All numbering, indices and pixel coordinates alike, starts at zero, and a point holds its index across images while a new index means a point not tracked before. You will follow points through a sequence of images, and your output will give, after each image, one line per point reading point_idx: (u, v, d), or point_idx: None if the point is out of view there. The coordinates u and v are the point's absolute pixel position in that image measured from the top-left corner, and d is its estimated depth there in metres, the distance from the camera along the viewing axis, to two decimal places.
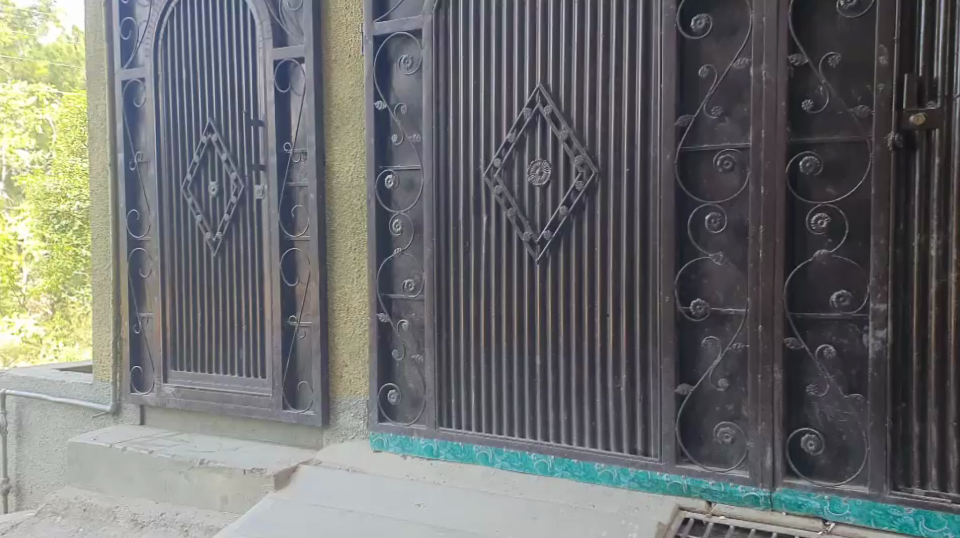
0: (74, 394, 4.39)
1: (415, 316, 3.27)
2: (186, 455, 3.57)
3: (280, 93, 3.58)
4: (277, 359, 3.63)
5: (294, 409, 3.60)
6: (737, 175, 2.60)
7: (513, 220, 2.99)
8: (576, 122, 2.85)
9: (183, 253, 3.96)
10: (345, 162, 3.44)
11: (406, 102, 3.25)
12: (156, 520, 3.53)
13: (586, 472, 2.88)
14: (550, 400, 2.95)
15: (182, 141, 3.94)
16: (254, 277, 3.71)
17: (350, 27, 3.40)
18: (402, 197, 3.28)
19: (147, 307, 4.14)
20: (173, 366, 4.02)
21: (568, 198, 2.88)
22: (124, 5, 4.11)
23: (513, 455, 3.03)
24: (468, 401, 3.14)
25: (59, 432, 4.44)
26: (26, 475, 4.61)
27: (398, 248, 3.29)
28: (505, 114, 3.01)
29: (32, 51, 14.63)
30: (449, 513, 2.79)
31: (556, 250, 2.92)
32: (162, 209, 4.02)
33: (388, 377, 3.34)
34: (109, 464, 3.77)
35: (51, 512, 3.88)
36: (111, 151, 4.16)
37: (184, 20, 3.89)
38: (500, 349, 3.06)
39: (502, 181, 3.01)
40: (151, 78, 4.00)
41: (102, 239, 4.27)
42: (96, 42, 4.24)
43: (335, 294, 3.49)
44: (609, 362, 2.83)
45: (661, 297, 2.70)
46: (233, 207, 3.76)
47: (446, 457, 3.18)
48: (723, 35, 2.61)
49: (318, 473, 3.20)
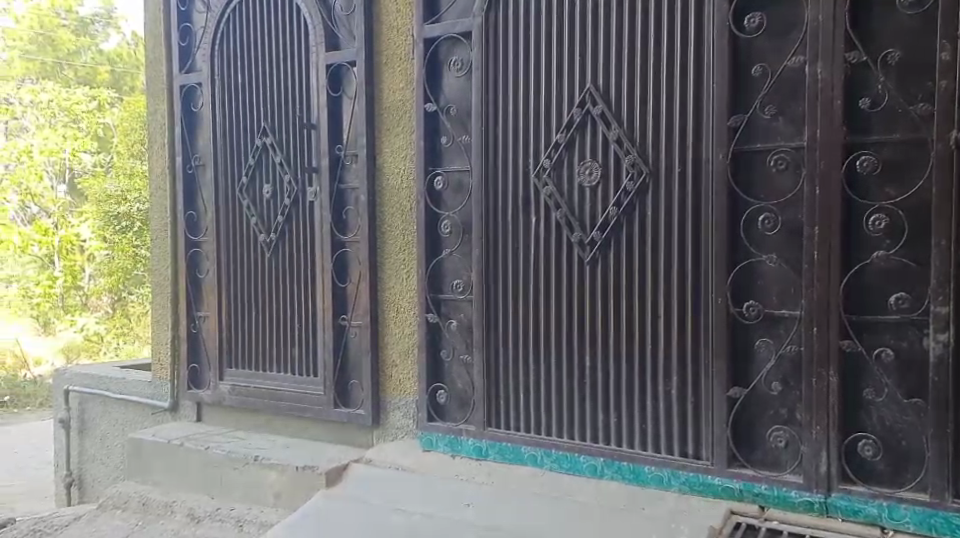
0: (134, 391, 4.52)
1: (464, 316, 3.28)
2: (241, 452, 3.65)
3: (332, 96, 3.64)
4: (329, 359, 3.68)
5: (345, 408, 3.65)
6: (792, 175, 2.55)
7: (562, 220, 2.99)
8: (626, 123, 2.84)
9: (238, 254, 4.05)
10: (395, 163, 3.47)
11: (455, 104, 3.27)
12: (212, 515, 3.59)
13: (636, 474, 2.86)
14: (599, 402, 2.94)
15: (238, 143, 4.02)
16: (307, 277, 3.78)
17: (401, 30, 3.44)
18: (451, 198, 3.29)
19: (203, 306, 4.24)
20: (228, 365, 4.12)
21: (618, 199, 2.86)
22: (182, 11, 4.22)
23: (562, 457, 3.02)
24: (517, 401, 3.14)
25: (119, 428, 4.58)
26: (88, 470, 4.76)
27: (447, 249, 3.31)
28: (555, 115, 3.00)
29: (94, 57, 15.12)
30: (499, 513, 2.80)
31: (607, 251, 2.91)
32: (218, 210, 4.12)
33: (437, 377, 3.36)
34: (167, 459, 3.87)
35: (112, 505, 4.01)
36: (170, 155, 4.29)
37: (240, 26, 3.98)
38: (549, 349, 3.06)
39: (551, 182, 3.01)
40: (208, 82, 4.10)
41: (162, 240, 4.40)
42: (155, 48, 4.36)
43: (385, 294, 3.53)
44: (660, 365, 2.81)
45: (714, 299, 2.68)
46: (287, 208, 3.82)
47: (495, 457, 3.19)
48: (777, 34, 2.56)
49: (368, 473, 3.23)
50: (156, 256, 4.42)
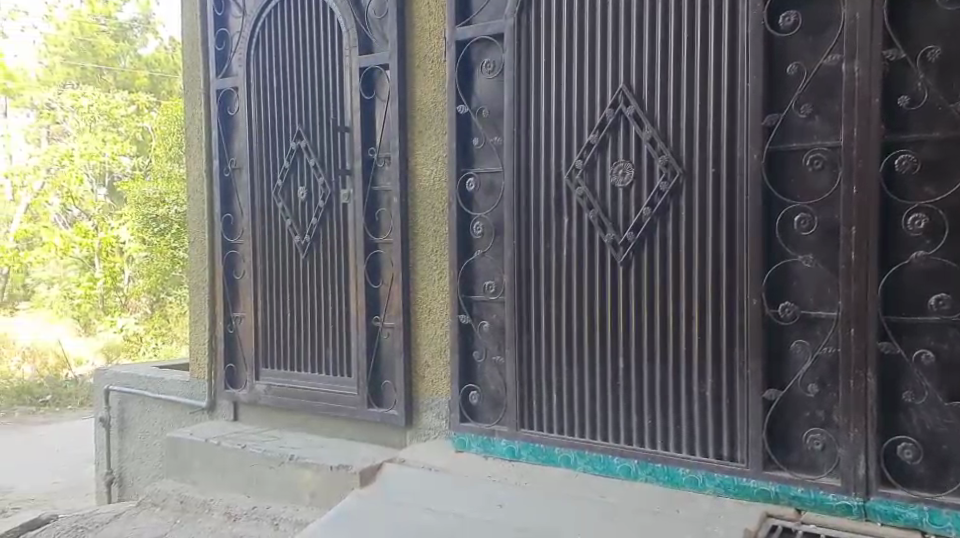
0: (171, 390, 4.60)
1: (497, 317, 3.29)
2: (276, 451, 3.69)
3: (365, 99, 3.67)
4: (362, 359, 3.71)
5: (378, 408, 3.68)
6: (828, 174, 2.53)
7: (595, 221, 2.98)
8: (659, 123, 2.82)
9: (274, 255, 4.10)
10: (428, 165, 3.49)
11: (488, 105, 3.28)
12: (249, 513, 3.66)
13: (670, 477, 2.85)
14: (633, 403, 2.93)
15: (273, 146, 4.08)
16: (341, 279, 3.81)
17: (434, 33, 3.45)
18: (484, 200, 3.30)
19: (239, 307, 4.30)
20: (264, 365, 4.17)
21: (652, 199, 2.85)
22: (218, 16, 4.29)
23: (596, 458, 3.02)
24: (549, 403, 3.14)
25: (158, 426, 4.67)
26: (127, 468, 4.85)
27: (479, 250, 3.32)
28: (588, 115, 3.00)
29: (133, 62, 15.38)
30: (532, 514, 2.80)
31: (640, 252, 2.90)
32: (254, 212, 4.17)
33: (469, 378, 3.37)
34: (204, 458, 3.93)
35: (151, 503, 4.09)
36: (207, 158, 4.36)
37: (275, 30, 4.03)
38: (582, 350, 3.06)
39: (584, 183, 3.01)
40: (244, 87, 4.17)
41: (199, 241, 4.47)
42: (192, 54, 4.44)
43: (418, 295, 3.55)
44: (694, 366, 2.79)
45: (749, 300, 2.65)
46: (321, 210, 3.86)
47: (528, 458, 3.20)
48: (813, 32, 2.54)
49: (402, 473, 3.25)
50: (194, 258, 4.50)
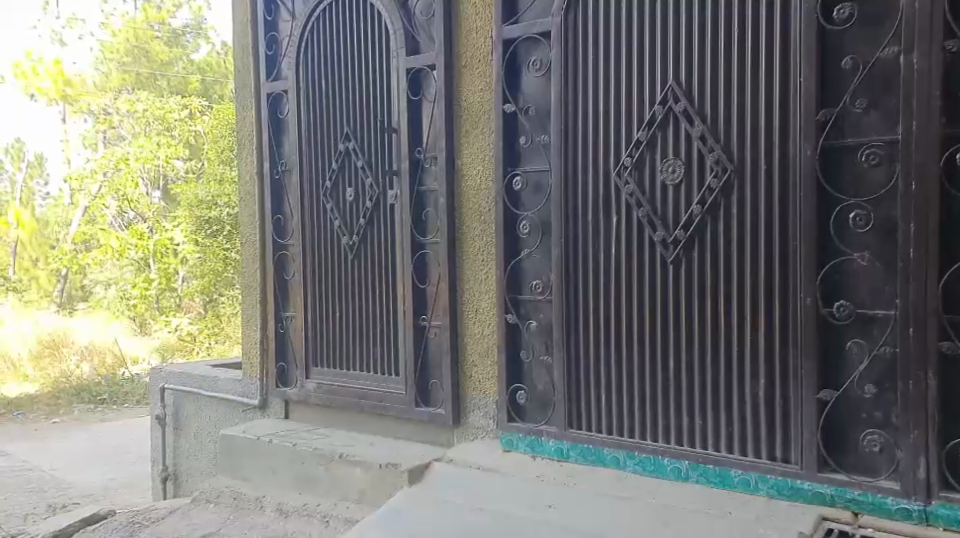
0: (224, 389, 4.70)
1: (544, 317, 3.28)
2: (327, 449, 3.74)
3: (412, 100, 3.69)
4: (410, 358, 3.74)
5: (426, 407, 3.69)
6: (885, 169, 2.46)
7: (644, 219, 2.95)
8: (709, 119, 2.79)
9: (324, 255, 4.16)
10: (474, 164, 3.50)
11: (535, 103, 3.28)
12: (300, 509, 3.73)
13: (722, 478, 2.80)
14: (684, 404, 2.89)
15: (322, 148, 4.13)
16: (389, 278, 3.85)
17: (481, 32, 3.46)
18: (530, 199, 3.30)
19: (290, 307, 4.37)
20: (314, 363, 4.23)
21: (702, 198, 2.82)
22: (268, 21, 4.37)
23: (646, 459, 2.99)
24: (598, 402, 3.12)
25: (211, 424, 4.76)
26: (182, 464, 4.96)
27: (526, 249, 3.32)
28: (636, 113, 2.97)
29: (185, 67, 15.68)
30: (580, 515, 2.79)
31: (690, 251, 2.86)
32: (304, 213, 4.23)
33: (517, 377, 3.37)
34: (255, 455, 4.00)
35: (204, 499, 4.18)
36: (259, 161, 4.44)
37: (323, 34, 4.09)
38: (631, 350, 3.03)
39: (632, 181, 2.98)
40: (293, 89, 4.23)
41: (251, 242, 4.56)
42: (243, 59, 4.52)
43: (465, 294, 3.57)
44: (746, 366, 2.74)
45: (803, 299, 2.60)
46: (368, 211, 3.90)
47: (576, 459, 3.18)
48: (869, 24, 2.48)
49: (450, 473, 3.26)
50: (246, 259, 4.58)
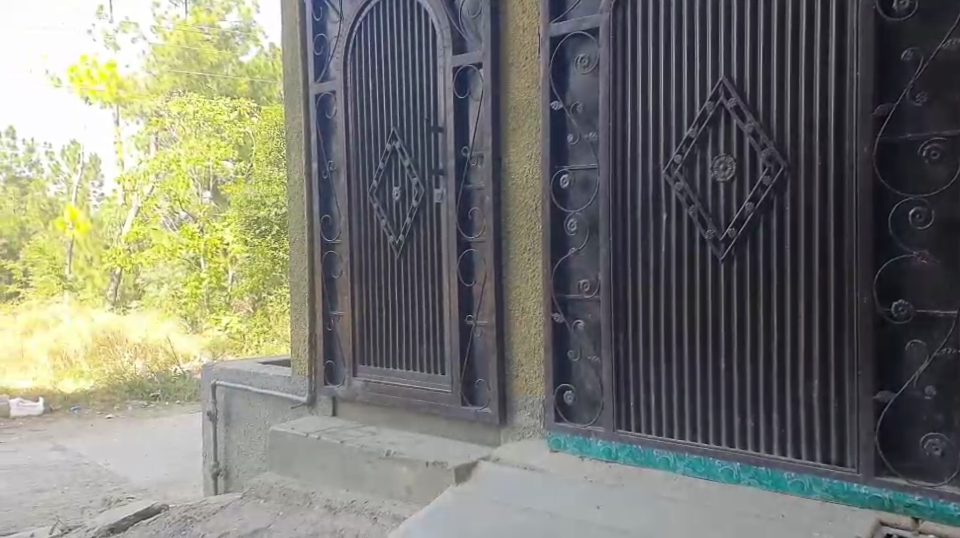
0: (274, 386, 4.76)
1: (592, 316, 3.25)
2: (374, 446, 3.76)
3: (458, 99, 3.69)
4: (457, 357, 3.74)
5: (472, 406, 3.69)
6: (946, 166, 2.40)
7: (695, 217, 2.91)
8: (762, 115, 2.73)
9: (371, 254, 4.19)
10: (521, 162, 3.49)
11: (583, 101, 3.25)
12: (348, 506, 3.74)
13: (775, 480, 2.75)
14: (735, 405, 2.84)
15: (369, 147, 4.16)
16: (435, 277, 3.86)
17: (528, 29, 3.45)
18: (578, 197, 3.27)
19: (338, 306, 4.42)
20: (362, 361, 4.27)
21: (754, 194, 2.76)
22: (317, 22, 4.42)
23: (695, 460, 2.95)
24: (647, 402, 3.09)
25: (261, 421, 4.83)
26: (233, 460, 5.04)
27: (574, 248, 3.29)
28: (686, 109, 2.93)
29: (236, 69, 15.91)
30: (628, 515, 2.76)
31: (742, 249, 2.80)
32: (351, 212, 4.27)
33: (565, 377, 3.35)
34: (305, 451, 4.06)
35: (255, 495, 4.22)
36: (308, 161, 4.49)
37: (371, 34, 4.12)
38: (682, 350, 2.99)
39: (683, 178, 2.94)
40: (341, 90, 4.27)
41: (300, 241, 4.62)
42: (292, 60, 4.59)
43: (511, 293, 3.55)
44: (799, 366, 2.68)
45: (858, 298, 2.54)
46: (415, 210, 3.92)
47: (625, 460, 3.15)
48: (931, 15, 2.40)
49: (497, 472, 3.26)
50: (296, 258, 4.64)
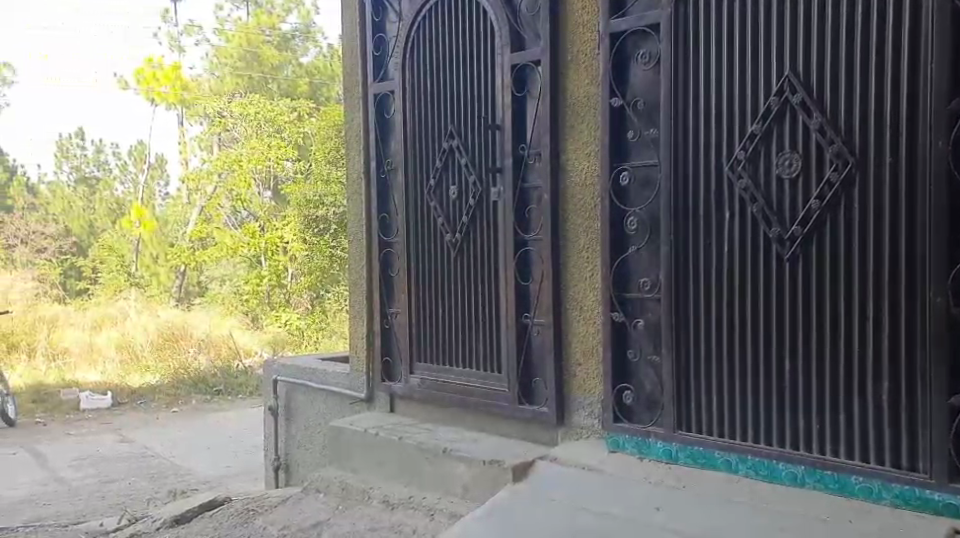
0: (333, 381, 4.83)
1: (652, 316, 3.21)
2: (431, 443, 3.78)
3: (517, 96, 3.68)
4: (514, 355, 3.74)
5: (529, 405, 3.68)
6: None
7: (759, 215, 2.85)
8: (830, 110, 2.65)
9: (428, 253, 4.21)
10: (580, 160, 3.47)
11: (643, 97, 3.21)
12: (405, 502, 3.75)
13: (842, 485, 2.67)
14: (800, 407, 2.77)
15: (426, 146, 4.18)
16: (491, 275, 3.86)
17: (588, 26, 3.42)
18: (637, 195, 3.24)
19: (395, 303, 4.46)
20: (418, 359, 4.30)
21: (821, 192, 2.69)
22: (376, 23, 4.47)
23: (759, 463, 2.89)
24: (708, 403, 3.04)
25: (320, 416, 4.90)
26: (293, 455, 5.12)
27: (634, 246, 3.26)
28: (750, 105, 2.87)
29: (295, 70, 16.20)
30: (690, 518, 2.72)
31: (808, 248, 2.73)
32: (409, 210, 4.30)
33: (623, 377, 3.31)
34: (365, 447, 4.10)
35: (315, 489, 4.30)
36: (366, 161, 4.56)
37: (429, 33, 4.14)
38: (744, 350, 2.93)
39: (746, 175, 2.88)
40: (400, 89, 4.31)
41: (358, 239, 4.68)
42: (352, 61, 4.65)
43: (569, 292, 3.53)
44: (868, 367, 2.60)
45: (932, 298, 2.45)
46: (472, 209, 3.92)
47: (685, 462, 3.11)
48: None
49: (555, 472, 3.25)
50: (354, 255, 4.71)
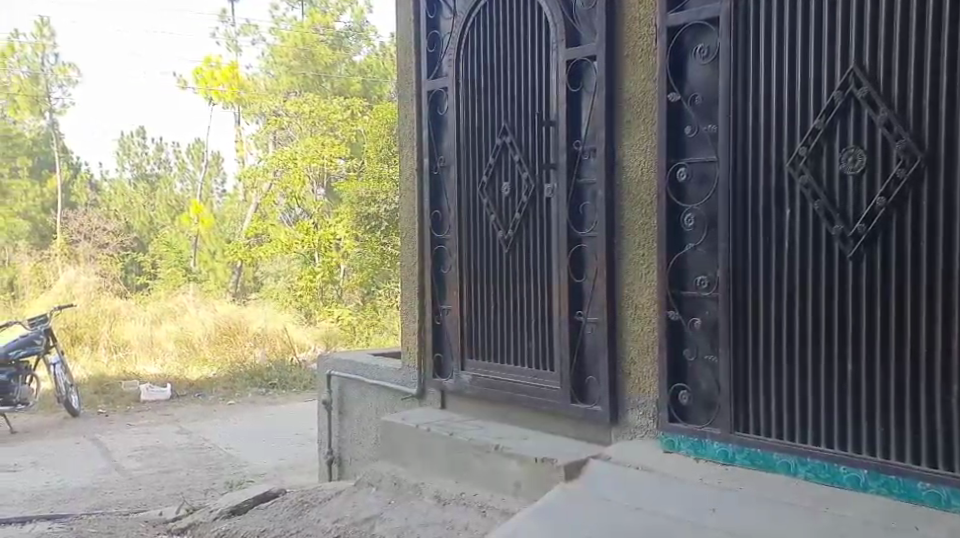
0: (386, 377, 4.88)
1: (709, 315, 3.15)
2: (483, 440, 3.78)
3: (571, 92, 3.66)
4: (566, 353, 3.72)
5: (581, 403, 3.65)
6: None
7: (821, 212, 2.77)
8: (897, 105, 2.56)
9: (480, 250, 4.21)
10: (636, 156, 3.43)
11: (701, 93, 3.16)
12: (457, 499, 3.76)
13: (907, 490, 2.58)
14: (863, 410, 2.69)
15: (479, 143, 4.18)
16: (544, 272, 3.84)
17: (644, 20, 3.38)
18: (695, 191, 3.19)
19: (447, 300, 4.48)
20: (470, 355, 4.31)
21: (887, 189, 2.60)
22: (431, 20, 4.50)
23: (819, 466, 2.81)
24: (767, 405, 2.97)
25: (372, 411, 4.94)
26: (346, 449, 5.18)
27: (691, 243, 3.21)
28: (813, 99, 2.79)
29: (349, 69, 16.33)
30: (745, 521, 2.66)
31: (873, 245, 2.64)
32: (462, 207, 4.31)
33: (679, 377, 3.27)
34: (417, 442, 4.13)
35: (367, 483, 4.34)
36: (419, 157, 4.59)
37: (484, 29, 4.14)
38: (804, 349, 2.86)
39: (808, 171, 2.81)
40: (453, 86, 4.32)
41: (411, 235, 4.72)
42: (406, 58, 4.69)
43: (624, 290, 3.50)
44: (936, 368, 2.51)
45: None
46: (525, 205, 3.90)
47: (742, 463, 3.05)
48: None
49: (607, 472, 3.22)
50: (408, 251, 4.74)
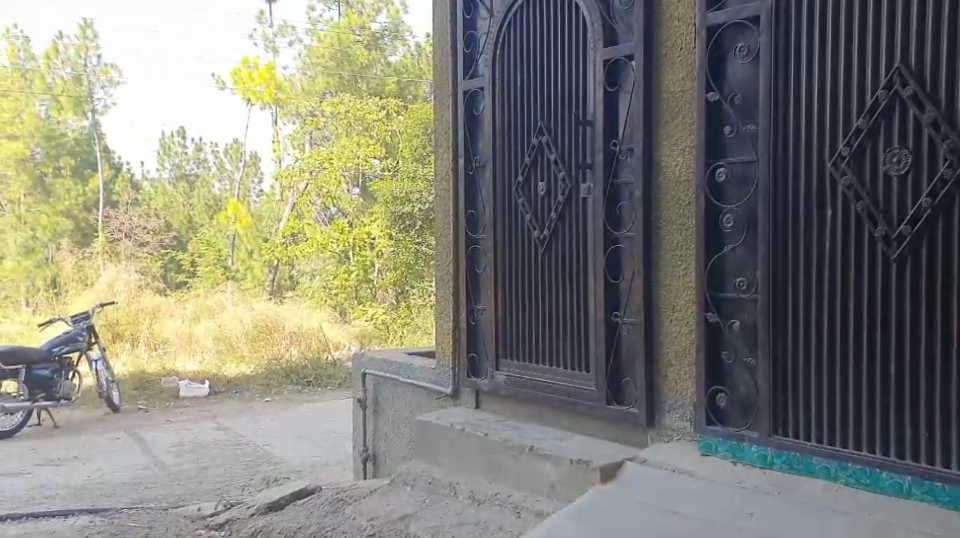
0: (420, 376, 4.89)
1: (748, 317, 3.11)
2: (517, 440, 3.78)
3: (608, 92, 3.63)
4: (602, 354, 3.70)
5: (617, 404, 3.63)
6: None
7: (864, 213, 2.72)
8: (944, 104, 2.50)
9: (516, 250, 4.21)
10: (674, 155, 3.40)
11: (741, 92, 3.12)
12: (491, 499, 3.77)
13: (953, 498, 2.52)
14: (907, 415, 2.63)
15: (515, 143, 4.18)
16: (580, 272, 3.82)
17: (683, 20, 3.34)
18: (734, 192, 3.15)
19: (482, 300, 4.48)
20: (505, 355, 4.31)
21: (932, 190, 2.54)
22: (468, 21, 4.50)
23: (860, 471, 2.76)
24: (807, 409, 2.93)
25: (407, 410, 4.97)
26: (380, 447, 5.20)
27: (730, 244, 3.17)
28: (856, 98, 2.74)
29: (384, 69, 16.39)
30: (784, 525, 2.63)
31: (918, 248, 2.59)
32: (497, 207, 4.30)
33: (718, 379, 3.23)
34: (451, 442, 4.14)
35: (401, 482, 4.38)
36: (456, 157, 4.59)
37: (520, 29, 4.14)
38: (846, 352, 2.80)
39: (851, 171, 2.75)
40: (489, 86, 4.32)
41: (447, 235, 4.73)
42: (443, 58, 4.70)
43: (661, 291, 3.47)
44: None
45: None
46: (560, 205, 3.89)
47: (781, 467, 3.00)
48: None
49: (644, 474, 3.20)
50: (443, 251, 4.76)
